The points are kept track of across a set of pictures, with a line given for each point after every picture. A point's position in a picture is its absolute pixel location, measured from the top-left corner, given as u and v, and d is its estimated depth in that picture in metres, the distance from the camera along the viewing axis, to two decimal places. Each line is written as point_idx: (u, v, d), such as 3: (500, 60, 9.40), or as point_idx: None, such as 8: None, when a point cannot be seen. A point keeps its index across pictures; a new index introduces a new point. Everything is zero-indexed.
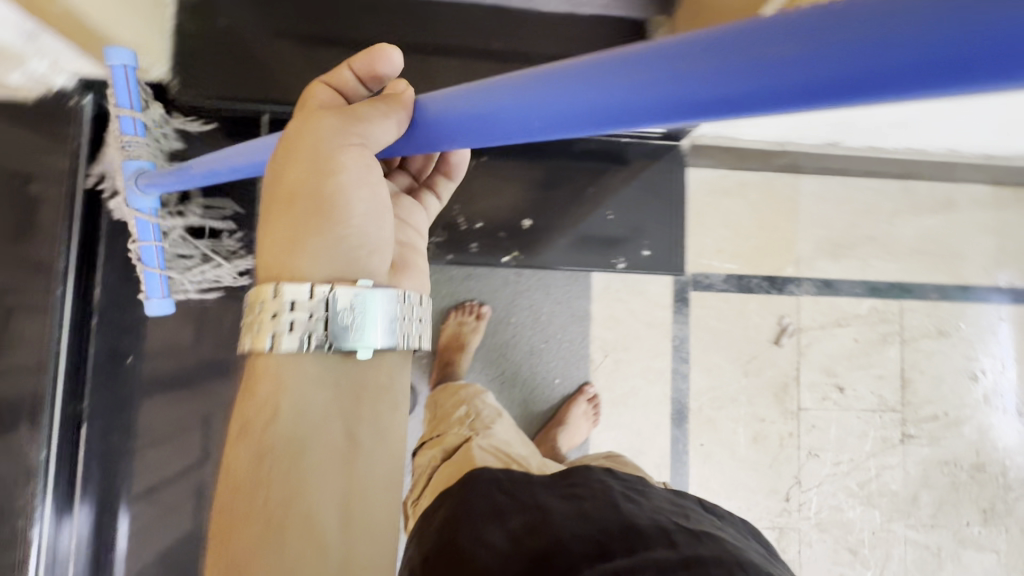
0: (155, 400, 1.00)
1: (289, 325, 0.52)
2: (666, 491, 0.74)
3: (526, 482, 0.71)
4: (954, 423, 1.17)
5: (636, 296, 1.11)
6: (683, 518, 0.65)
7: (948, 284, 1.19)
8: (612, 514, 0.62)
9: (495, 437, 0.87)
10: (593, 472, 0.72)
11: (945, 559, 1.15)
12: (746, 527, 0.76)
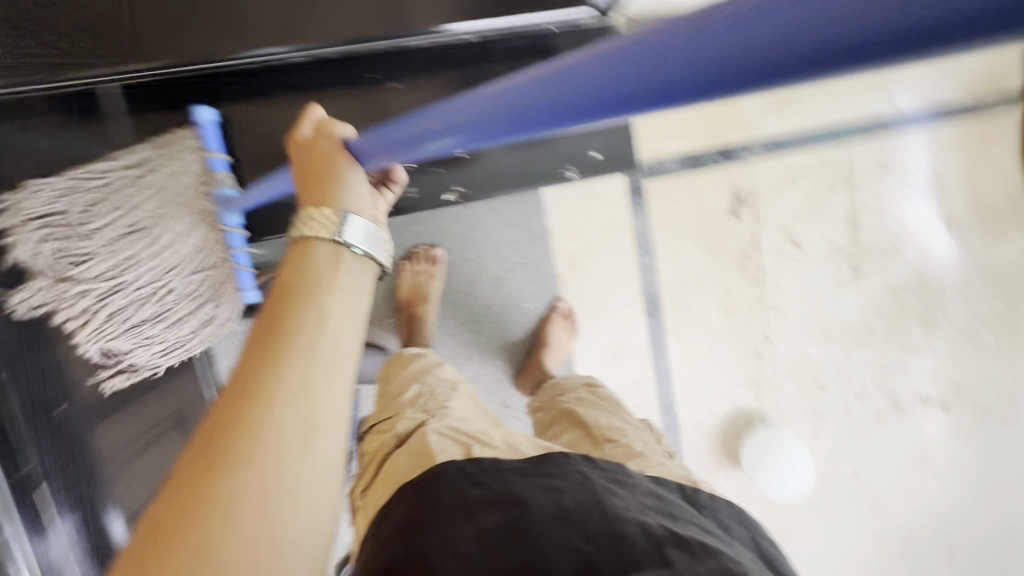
0: (104, 425, 0.92)
1: (335, 223, 0.63)
2: (645, 478, 0.71)
3: (497, 473, 0.67)
4: (899, 251, 1.24)
5: (590, 199, 1.06)
6: (663, 520, 0.63)
7: (888, 117, 1.19)
8: (590, 514, 0.60)
9: (452, 416, 0.81)
10: (573, 463, 0.69)
11: (894, 369, 1.29)
12: (737, 512, 0.72)
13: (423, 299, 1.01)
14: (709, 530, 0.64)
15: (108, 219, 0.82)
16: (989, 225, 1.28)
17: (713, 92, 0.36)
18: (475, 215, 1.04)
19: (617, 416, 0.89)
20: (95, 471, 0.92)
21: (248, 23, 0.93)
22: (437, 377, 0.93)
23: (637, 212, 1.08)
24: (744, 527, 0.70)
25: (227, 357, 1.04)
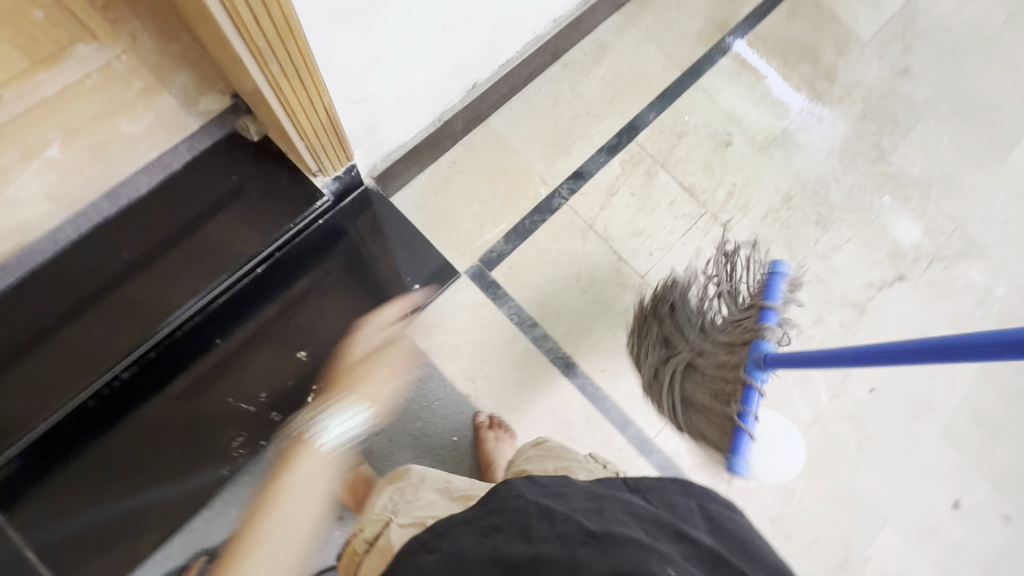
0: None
1: None
2: (588, 485, 0.71)
3: (448, 530, 0.66)
4: (746, 185, 1.29)
5: (453, 316, 1.10)
6: (625, 511, 0.64)
7: (654, 100, 1.31)
8: (521, 548, 0.59)
9: (416, 505, 0.78)
10: (516, 486, 0.69)
11: (827, 278, 1.26)
12: (685, 487, 0.72)
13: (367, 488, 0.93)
14: (646, 507, 0.66)
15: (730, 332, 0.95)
16: (804, 117, 1.36)
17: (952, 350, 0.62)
18: None
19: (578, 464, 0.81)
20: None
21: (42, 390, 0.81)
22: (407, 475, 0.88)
23: (500, 298, 1.12)
24: (690, 496, 0.71)
25: None
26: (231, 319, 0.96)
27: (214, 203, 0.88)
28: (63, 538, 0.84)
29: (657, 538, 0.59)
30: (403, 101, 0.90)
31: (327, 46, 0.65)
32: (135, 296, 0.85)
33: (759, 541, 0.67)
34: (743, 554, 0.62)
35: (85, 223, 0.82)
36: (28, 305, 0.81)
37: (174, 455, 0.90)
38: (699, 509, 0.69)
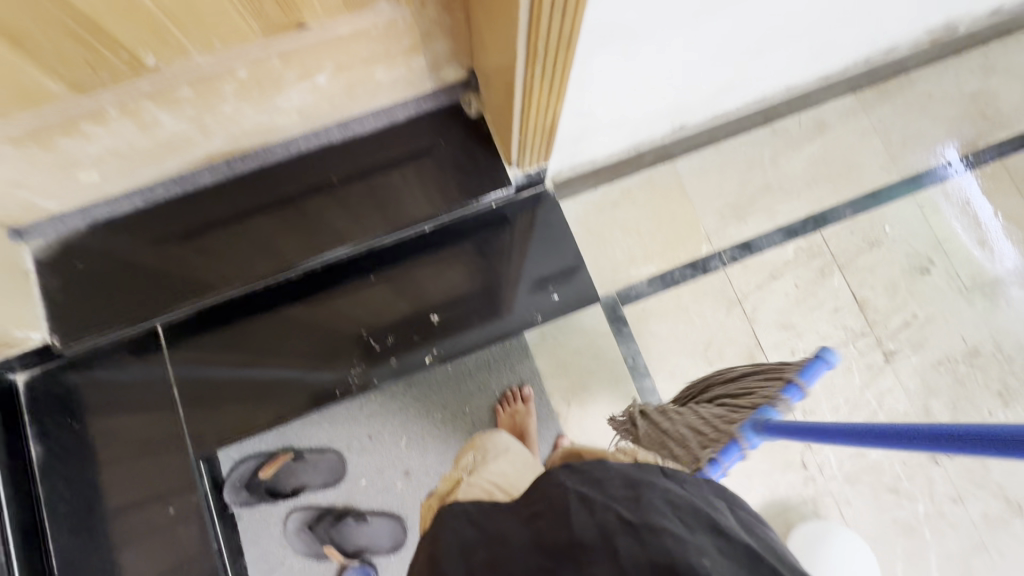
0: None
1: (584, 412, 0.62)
2: (625, 464, 0.65)
3: (496, 512, 0.67)
4: (928, 322, 1.14)
5: (572, 334, 1.10)
6: (661, 500, 0.59)
7: (856, 196, 1.20)
8: (561, 535, 0.58)
9: (490, 471, 0.78)
10: (559, 475, 0.65)
11: (988, 458, 1.08)
12: (719, 488, 0.66)
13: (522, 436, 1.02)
14: (682, 496, 0.61)
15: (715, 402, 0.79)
16: None
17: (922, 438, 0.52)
18: (465, 368, 1.08)
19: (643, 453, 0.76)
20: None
21: (227, 263, 0.93)
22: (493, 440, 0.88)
23: (623, 335, 1.11)
24: (722, 497, 0.65)
25: (250, 549, 0.98)
26: (388, 261, 1.02)
27: (415, 157, 0.96)
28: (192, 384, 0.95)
29: (696, 531, 0.56)
30: (617, 122, 0.90)
31: (585, 58, 0.66)
32: (324, 211, 0.95)
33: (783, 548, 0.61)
34: (776, 558, 0.57)
35: (314, 141, 0.92)
36: (244, 190, 0.92)
37: (299, 357, 0.98)
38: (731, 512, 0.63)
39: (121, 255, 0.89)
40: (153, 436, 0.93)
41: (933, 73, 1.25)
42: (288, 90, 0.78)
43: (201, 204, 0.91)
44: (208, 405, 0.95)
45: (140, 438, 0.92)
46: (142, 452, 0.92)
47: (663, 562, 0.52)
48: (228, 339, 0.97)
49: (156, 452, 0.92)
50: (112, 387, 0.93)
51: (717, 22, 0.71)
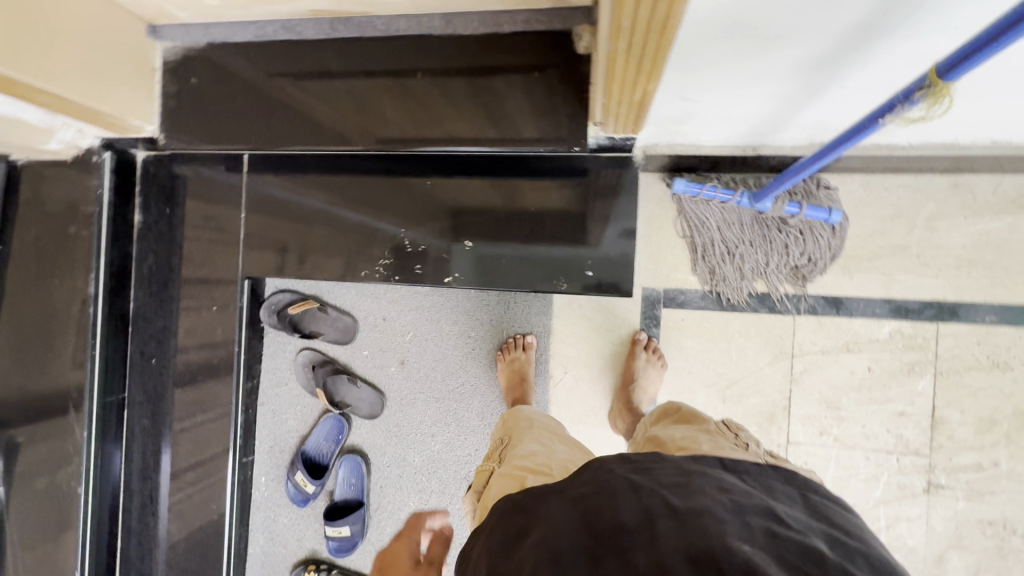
0: (182, 390, 1.10)
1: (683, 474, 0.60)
2: (680, 459, 0.64)
3: (545, 497, 0.63)
4: (1007, 478, 0.95)
5: (596, 311, 1.07)
6: (713, 487, 0.57)
7: (1013, 305, 0.95)
8: (605, 515, 0.56)
9: (518, 455, 0.79)
10: (609, 464, 0.64)
11: None
12: (790, 474, 0.61)
13: (521, 381, 1.04)
14: (738, 486, 0.58)
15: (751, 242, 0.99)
16: None
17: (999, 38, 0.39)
18: (484, 300, 1.11)
19: (717, 436, 0.76)
20: (167, 413, 1.11)
21: (307, 118, 0.97)
22: (534, 420, 0.90)
23: (649, 335, 1.05)
24: (793, 485, 0.60)
25: (267, 360, 1.19)
26: (450, 174, 1.02)
27: (510, 77, 0.89)
28: (256, 211, 1.07)
29: (742, 515, 0.53)
30: (732, 117, 0.75)
31: (692, 40, 0.54)
32: (398, 100, 0.94)
33: (870, 539, 0.55)
34: (843, 549, 0.51)
35: (416, 28, 0.89)
36: (337, 53, 0.93)
37: (340, 231, 1.05)
38: (802, 499, 0.58)
39: (229, 79, 0.97)
40: (219, 237, 1.09)
41: None
42: None
43: (299, 54, 0.94)
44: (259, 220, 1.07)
45: (209, 237, 1.09)
46: (208, 248, 1.09)
47: (700, 549, 0.49)
48: (290, 191, 1.06)
49: (217, 252, 1.09)
50: (206, 185, 1.08)
51: (901, 52, 0.53)
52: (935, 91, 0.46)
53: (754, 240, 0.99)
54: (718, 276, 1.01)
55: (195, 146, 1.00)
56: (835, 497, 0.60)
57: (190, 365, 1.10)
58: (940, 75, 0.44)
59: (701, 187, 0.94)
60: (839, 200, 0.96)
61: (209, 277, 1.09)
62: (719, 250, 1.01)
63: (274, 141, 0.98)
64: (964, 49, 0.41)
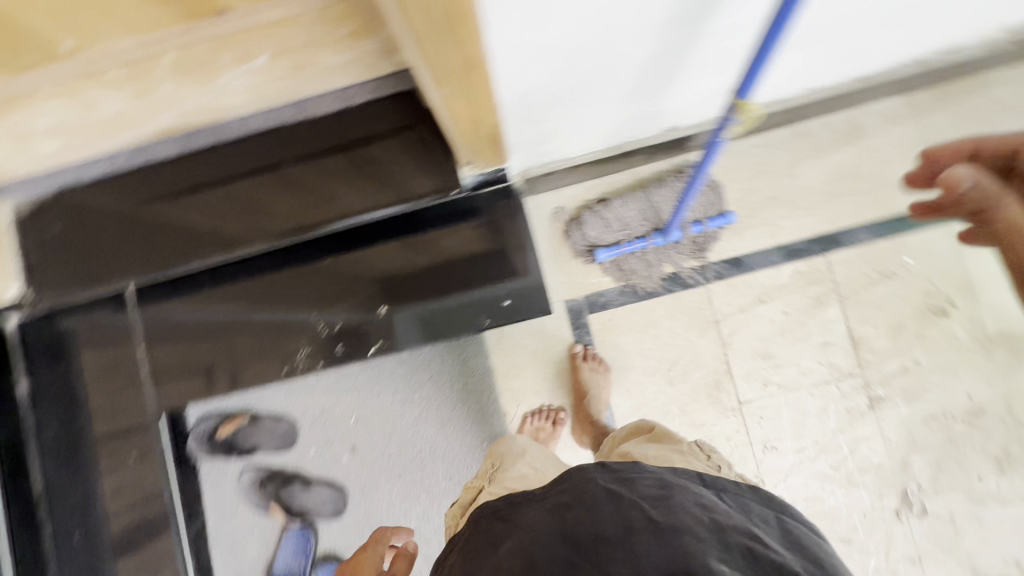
0: (121, 556, 1.00)
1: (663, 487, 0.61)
2: (661, 470, 0.65)
3: (523, 503, 0.64)
4: (933, 373, 1.02)
5: (529, 337, 1.08)
6: (693, 503, 0.59)
7: (881, 219, 1.05)
8: (585, 525, 0.57)
9: (508, 477, 0.80)
10: (589, 471, 0.65)
11: (963, 526, 1.00)
12: (765, 496, 0.64)
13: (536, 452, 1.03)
14: (717, 505, 0.60)
15: (659, 250, 1.05)
16: None
17: (763, 59, 0.51)
18: (420, 357, 1.08)
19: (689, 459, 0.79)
20: None
21: (184, 235, 0.94)
22: (521, 444, 0.90)
23: (584, 345, 1.07)
24: (769, 507, 0.63)
25: (208, 495, 1.09)
26: (345, 248, 1.01)
27: (375, 142, 0.91)
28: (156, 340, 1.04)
29: (719, 530, 0.55)
30: (582, 125, 0.80)
31: (511, 70, 0.58)
32: (281, 192, 0.93)
33: (840, 565, 0.58)
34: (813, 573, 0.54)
35: (269, 121, 0.90)
36: (201, 164, 0.92)
37: (250, 335, 1.04)
38: (777, 521, 0.61)
39: (89, 218, 0.93)
40: (122, 381, 1.01)
41: (1013, 76, 1.05)
42: (226, 73, 0.74)
43: (160, 175, 0.92)
44: (164, 349, 1.04)
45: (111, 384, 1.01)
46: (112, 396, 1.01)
47: (679, 565, 0.51)
48: (197, 312, 1.03)
49: (124, 398, 1.01)
50: (94, 330, 1.01)
51: (695, 33, 0.59)
52: (744, 110, 0.59)
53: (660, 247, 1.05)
54: (633, 278, 1.06)
55: (70, 294, 0.94)
56: (807, 524, 0.63)
57: (124, 527, 1.00)
58: (741, 96, 0.57)
59: (620, 249, 1.03)
60: (722, 193, 1.05)
61: (123, 422, 1.02)
62: (631, 259, 1.05)
63: (157, 266, 0.95)
64: (746, 72, 0.53)
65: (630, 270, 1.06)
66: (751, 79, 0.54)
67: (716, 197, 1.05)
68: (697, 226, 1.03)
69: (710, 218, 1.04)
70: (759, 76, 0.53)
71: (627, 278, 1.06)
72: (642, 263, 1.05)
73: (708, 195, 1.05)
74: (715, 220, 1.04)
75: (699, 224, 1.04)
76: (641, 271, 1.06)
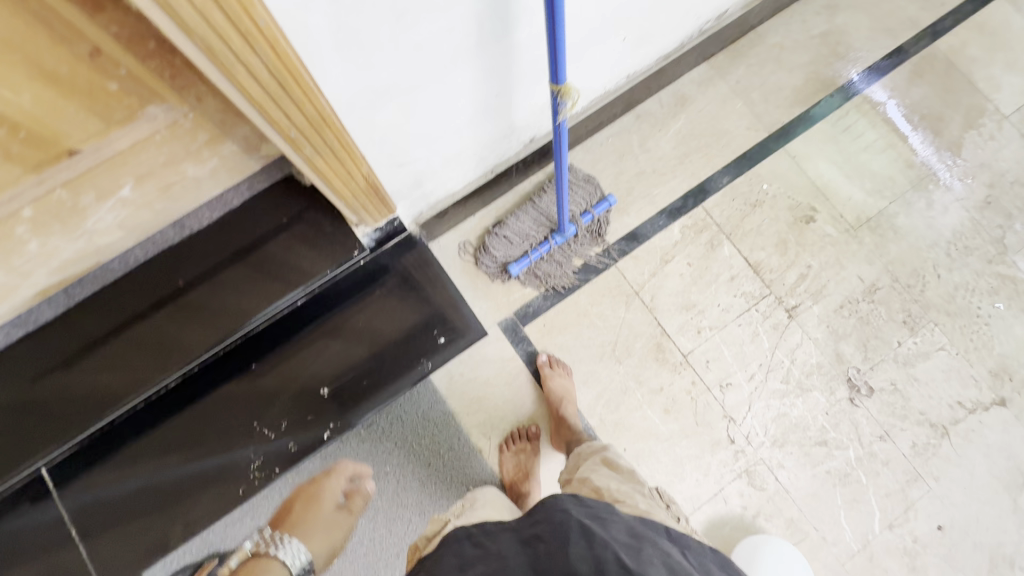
0: None
1: (636, 536, 0.62)
2: (630, 517, 0.66)
3: (498, 532, 0.67)
4: (824, 270, 1.15)
5: (476, 369, 1.09)
6: (660, 556, 0.60)
7: (731, 161, 1.21)
8: (556, 558, 0.58)
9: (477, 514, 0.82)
10: (562, 501, 0.66)
11: (906, 389, 1.10)
12: (723, 561, 0.66)
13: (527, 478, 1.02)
14: (681, 562, 0.60)
15: (563, 247, 1.13)
16: (907, 198, 1.19)
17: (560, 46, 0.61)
18: (379, 427, 1.05)
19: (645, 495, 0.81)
20: None
21: (93, 391, 0.90)
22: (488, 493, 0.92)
23: (547, 353, 1.09)
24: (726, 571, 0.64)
25: None
26: (269, 346, 1.02)
27: (265, 235, 0.94)
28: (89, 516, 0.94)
29: None
30: (449, 158, 0.88)
31: (361, 119, 0.63)
32: (182, 323, 0.92)
33: None
34: None
35: (153, 249, 0.90)
36: (91, 315, 0.89)
37: (194, 468, 0.97)
38: None
39: None
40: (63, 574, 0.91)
41: (779, 24, 1.28)
42: (93, 213, 0.74)
43: (52, 339, 0.88)
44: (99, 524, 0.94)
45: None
46: None
47: None
48: (133, 470, 0.95)
49: None
50: (16, 532, 0.92)
51: (504, 49, 0.69)
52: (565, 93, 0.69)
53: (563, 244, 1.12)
54: (550, 280, 1.12)
55: None
56: None
57: None
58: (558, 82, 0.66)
59: (528, 259, 1.09)
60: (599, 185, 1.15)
61: None
62: (541, 264, 1.11)
63: (74, 430, 0.90)
64: (550, 61, 0.63)
65: (545, 274, 1.12)
66: (559, 69, 0.63)
67: (596, 188, 1.14)
68: (587, 215, 1.11)
69: (596, 205, 1.13)
70: (563, 61, 0.63)
71: (546, 282, 1.12)
72: (552, 264, 1.12)
73: (588, 187, 1.14)
74: (600, 204, 1.12)
75: (589, 213, 1.12)
76: (555, 271, 1.12)
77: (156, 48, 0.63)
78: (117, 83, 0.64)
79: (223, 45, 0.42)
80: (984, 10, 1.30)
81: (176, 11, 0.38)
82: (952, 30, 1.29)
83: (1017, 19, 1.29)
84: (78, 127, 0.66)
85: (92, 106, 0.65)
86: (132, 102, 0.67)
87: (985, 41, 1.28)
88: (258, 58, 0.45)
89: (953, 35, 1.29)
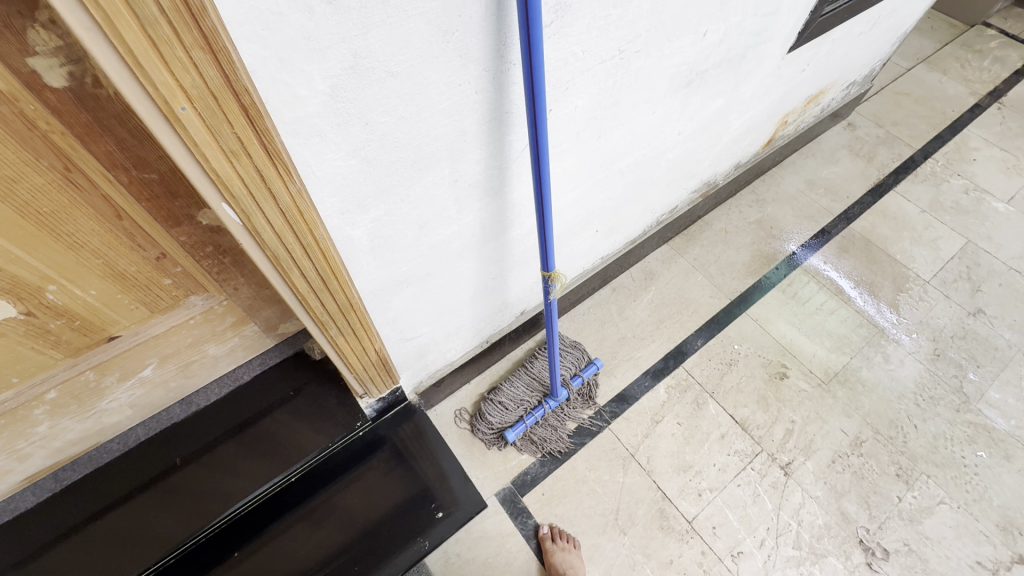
0: None
1: None
2: None
3: None
4: (809, 425, 1.20)
5: (474, 546, 1.03)
6: None
7: (703, 325, 1.34)
8: None
9: None
10: None
11: (922, 550, 1.06)
12: None
13: None
14: None
15: (557, 411, 1.16)
16: (866, 352, 1.31)
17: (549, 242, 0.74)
18: None
19: None
20: None
21: None
22: None
23: (550, 525, 1.05)
24: None
25: None
26: (255, 529, 0.96)
27: (269, 408, 0.98)
28: None
29: None
30: (449, 333, 0.97)
31: (380, 305, 0.73)
32: (166, 508, 0.88)
33: None
34: None
35: (155, 427, 0.91)
36: (72, 502, 0.85)
37: None
38: None
39: None
40: None
41: (721, 215, 1.55)
42: (112, 392, 0.79)
43: (23, 530, 0.82)
44: None
45: None
46: None
47: None
48: None
49: None
50: None
51: (501, 245, 0.84)
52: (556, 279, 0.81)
53: (557, 408, 1.16)
54: (545, 445, 1.13)
55: None
56: None
57: None
58: (549, 269, 0.79)
59: (524, 425, 1.10)
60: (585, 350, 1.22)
61: None
62: (537, 430, 1.13)
63: None
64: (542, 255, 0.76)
65: (541, 440, 1.13)
66: (550, 261, 0.76)
67: (583, 352, 1.21)
68: (577, 379, 1.17)
69: (585, 368, 1.19)
70: (553, 254, 0.76)
71: (541, 447, 1.13)
72: (547, 429, 1.14)
73: (575, 352, 1.20)
74: (588, 367, 1.19)
75: (579, 376, 1.18)
76: (550, 436, 1.13)
77: (211, 250, 0.70)
78: (171, 278, 0.70)
79: (288, 254, 0.53)
80: (883, 200, 1.61)
81: (261, 236, 0.50)
82: (862, 215, 1.57)
83: (911, 206, 1.59)
84: (126, 315, 0.71)
85: (144, 298, 0.71)
86: (179, 293, 0.74)
87: (891, 222, 1.56)
88: (311, 264, 0.56)
89: (863, 219, 1.57)
